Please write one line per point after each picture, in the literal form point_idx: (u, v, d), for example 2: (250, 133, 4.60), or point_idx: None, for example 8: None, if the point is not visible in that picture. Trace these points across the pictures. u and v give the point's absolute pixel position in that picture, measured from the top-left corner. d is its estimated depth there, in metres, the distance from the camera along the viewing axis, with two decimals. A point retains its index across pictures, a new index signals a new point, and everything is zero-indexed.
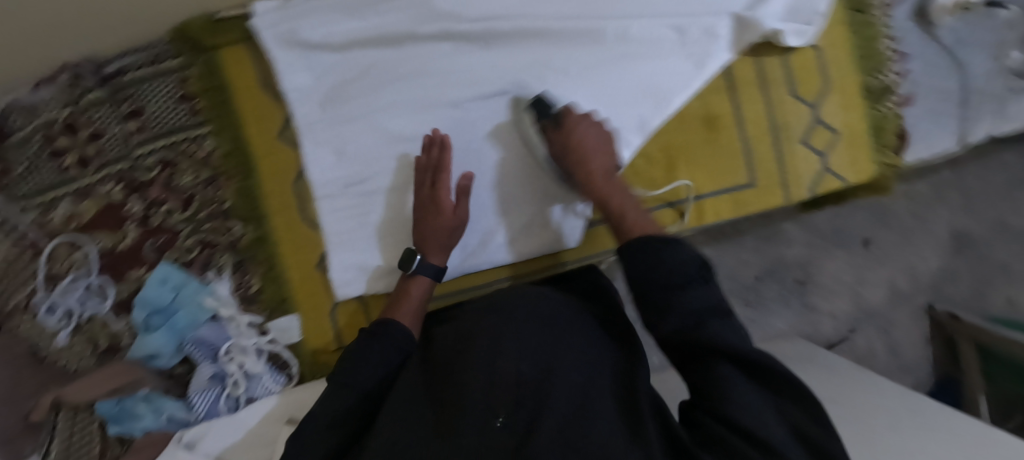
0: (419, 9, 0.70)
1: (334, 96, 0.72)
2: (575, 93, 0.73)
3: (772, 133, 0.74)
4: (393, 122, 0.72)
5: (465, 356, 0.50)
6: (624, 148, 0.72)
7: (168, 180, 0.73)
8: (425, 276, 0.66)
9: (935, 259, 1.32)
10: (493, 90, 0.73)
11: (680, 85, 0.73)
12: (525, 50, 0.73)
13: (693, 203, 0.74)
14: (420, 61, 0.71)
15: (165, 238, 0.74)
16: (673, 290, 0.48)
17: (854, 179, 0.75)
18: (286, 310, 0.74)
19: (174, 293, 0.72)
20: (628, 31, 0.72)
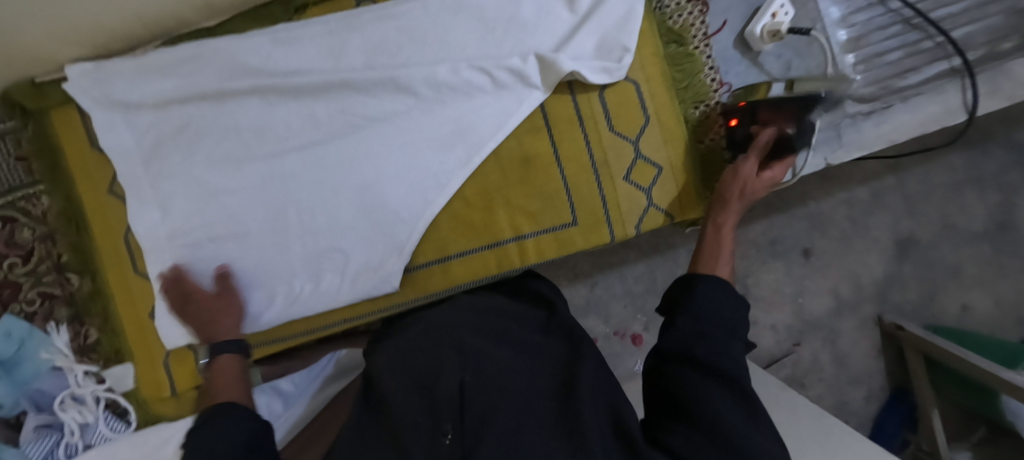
0: (226, 66, 0.72)
1: (154, 153, 0.73)
2: (387, 140, 0.73)
3: (591, 170, 0.73)
4: (210, 175, 0.73)
5: (425, 374, 0.60)
6: (439, 192, 0.73)
7: (8, 236, 0.77)
8: (229, 352, 0.69)
9: (877, 267, 1.56)
10: (306, 140, 0.73)
11: (489, 128, 0.72)
12: (337, 99, 0.73)
13: (513, 244, 0.74)
14: (232, 116, 0.73)
15: (8, 292, 0.77)
16: (714, 311, 0.57)
17: (680, 213, 0.74)
18: (122, 359, 0.77)
19: (16, 345, 0.74)
20: (435, 74, 0.71)
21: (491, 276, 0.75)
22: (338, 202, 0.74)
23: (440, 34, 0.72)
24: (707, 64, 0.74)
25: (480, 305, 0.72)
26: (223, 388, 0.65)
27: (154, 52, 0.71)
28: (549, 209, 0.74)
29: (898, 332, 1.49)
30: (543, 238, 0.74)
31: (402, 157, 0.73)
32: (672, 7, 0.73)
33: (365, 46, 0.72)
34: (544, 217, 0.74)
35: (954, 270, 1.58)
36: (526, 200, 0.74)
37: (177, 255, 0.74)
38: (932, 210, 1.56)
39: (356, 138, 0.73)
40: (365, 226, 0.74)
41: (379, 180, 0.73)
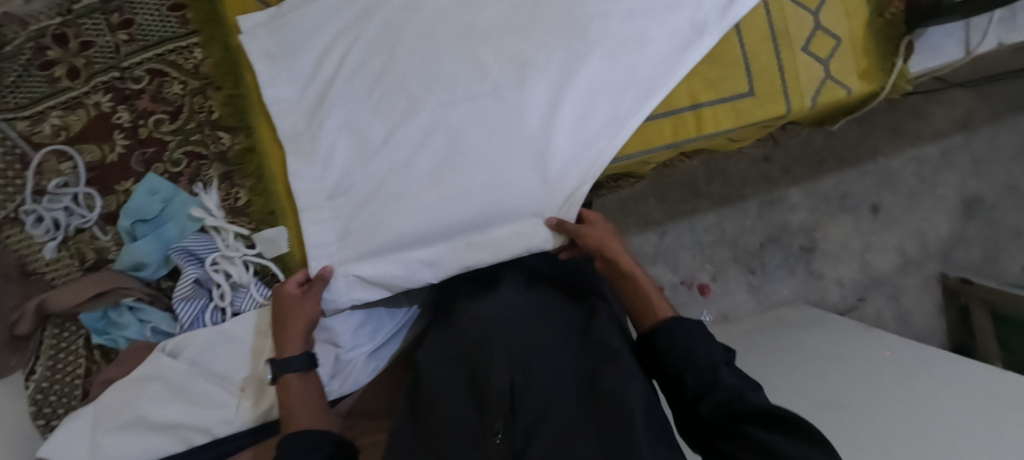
0: None
1: (322, 26, 0.71)
2: (552, 89, 0.72)
3: (771, 39, 0.72)
4: (379, 102, 0.72)
5: (475, 372, 0.61)
6: (617, 138, 0.72)
7: (157, 91, 0.73)
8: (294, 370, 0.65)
9: (946, 225, 1.54)
10: (473, 86, 0.72)
11: (670, 60, 0.71)
12: (502, 49, 0.72)
13: (689, 112, 0.72)
14: (399, 45, 0.71)
15: (153, 151, 0.73)
16: (698, 356, 0.59)
17: (859, 86, 0.73)
18: (274, 222, 0.72)
19: (163, 204, 0.71)
20: (606, 25, 0.71)
21: (665, 145, 0.73)
22: (513, 147, 0.72)
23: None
24: None
25: (527, 308, 0.71)
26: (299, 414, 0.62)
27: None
28: (729, 77, 0.72)
29: (966, 287, 1.48)
30: (720, 107, 0.72)
31: (574, 107, 0.72)
32: None
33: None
34: (723, 86, 0.72)
35: (1017, 230, 1.54)
36: (701, 70, 0.72)
37: (339, 197, 0.72)
38: (1008, 170, 1.53)
39: (522, 91, 0.72)
40: (541, 170, 0.72)
41: (548, 133, 0.72)
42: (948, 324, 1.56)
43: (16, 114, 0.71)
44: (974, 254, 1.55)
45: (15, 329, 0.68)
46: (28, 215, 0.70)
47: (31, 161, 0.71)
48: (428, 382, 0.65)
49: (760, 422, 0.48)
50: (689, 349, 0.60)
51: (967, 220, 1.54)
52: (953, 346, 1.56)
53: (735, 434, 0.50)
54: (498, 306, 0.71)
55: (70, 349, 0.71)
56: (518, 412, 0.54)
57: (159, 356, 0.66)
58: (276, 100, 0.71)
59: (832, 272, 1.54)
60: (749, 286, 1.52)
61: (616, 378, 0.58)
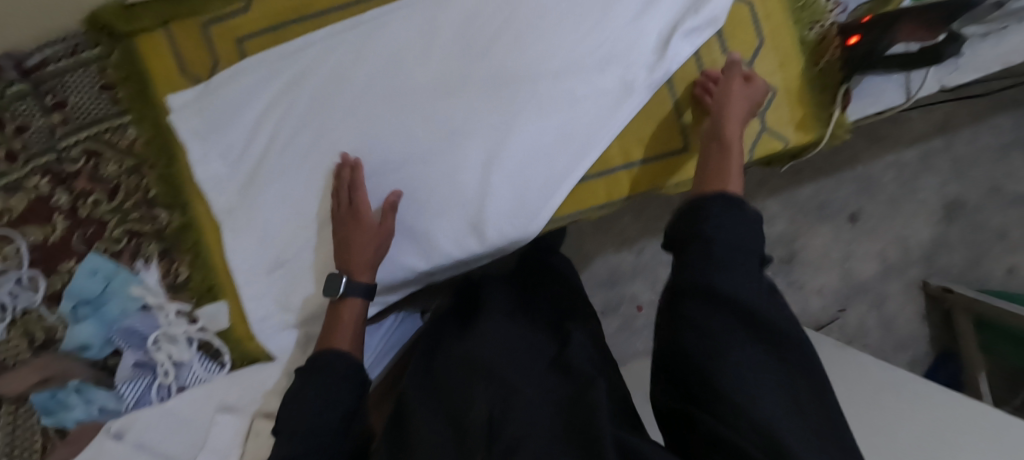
0: (333, 43, 0.70)
1: (249, 95, 0.71)
2: (485, 152, 0.70)
3: (705, 95, 0.72)
4: (308, 167, 0.71)
5: (459, 409, 0.56)
6: (551, 198, 0.71)
7: (93, 171, 0.73)
8: (357, 297, 0.68)
9: (927, 230, 1.46)
10: (405, 151, 0.71)
11: (602, 118, 0.70)
12: (431, 114, 0.70)
13: (624, 171, 0.72)
14: (326, 111, 0.70)
15: (93, 229, 0.74)
16: (739, 259, 0.48)
17: (795, 137, 0.71)
18: (214, 297, 0.73)
19: (105, 283, 0.72)
20: (536, 85, 0.70)
21: (601, 205, 0.73)
22: (448, 211, 0.72)
23: (539, 27, 0.69)
24: None
25: (507, 338, 0.67)
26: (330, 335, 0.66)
27: (246, 58, 0.71)
28: (663, 134, 0.72)
29: (947, 294, 1.42)
30: (654, 164, 0.72)
31: (508, 169, 0.71)
32: None
33: (456, 42, 0.70)
34: (656, 143, 0.72)
35: (1000, 233, 1.46)
36: (634, 128, 0.72)
37: (269, 265, 0.72)
38: (990, 172, 1.44)
39: (455, 155, 0.71)
40: (472, 236, 0.72)
41: (482, 197, 0.71)
42: (931, 330, 1.50)
43: None
44: (958, 258, 1.47)
45: None
46: None
47: None
48: (413, 401, 0.62)
49: (741, 317, 0.44)
50: (711, 255, 0.48)
51: (950, 224, 1.46)
52: (936, 352, 1.51)
53: (712, 353, 0.43)
54: (475, 334, 0.68)
55: (25, 429, 0.73)
56: (497, 440, 0.49)
57: (103, 439, 0.66)
58: (209, 177, 0.71)
59: (811, 282, 1.48)
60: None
61: (592, 390, 0.54)
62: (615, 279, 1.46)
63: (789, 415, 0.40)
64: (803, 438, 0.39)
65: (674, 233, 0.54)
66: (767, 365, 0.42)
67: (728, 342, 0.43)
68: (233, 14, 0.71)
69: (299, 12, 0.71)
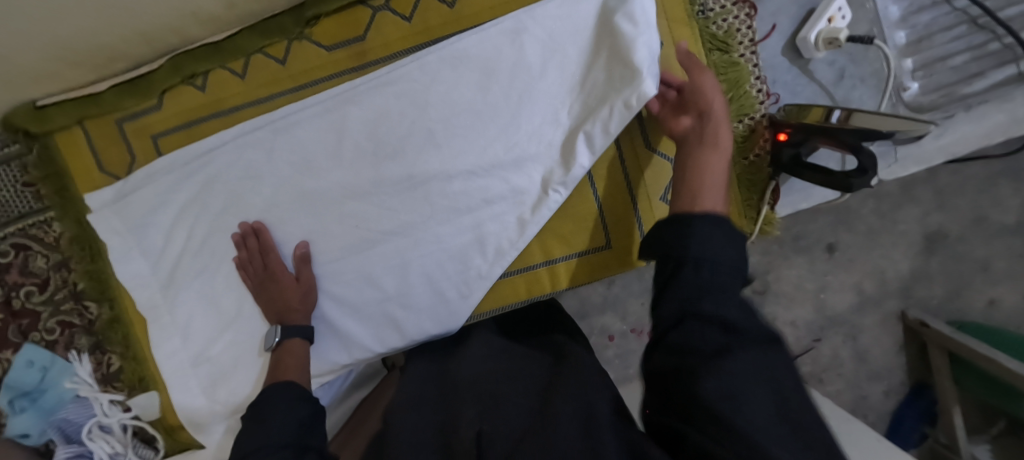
0: (247, 139, 0.70)
1: (168, 192, 0.71)
2: (399, 251, 0.71)
3: (628, 191, 0.70)
4: (228, 263, 0.72)
5: (453, 422, 0.56)
6: (472, 294, 0.71)
7: (23, 264, 0.75)
8: (296, 338, 0.69)
9: (906, 261, 1.38)
10: (325, 247, 0.71)
11: (518, 219, 0.69)
12: (345, 214, 0.71)
13: (544, 268, 0.72)
14: (244, 208, 0.71)
15: (28, 321, 0.76)
16: (709, 284, 0.49)
17: None
18: (145, 387, 0.75)
19: (42, 372, 0.74)
20: (448, 185, 0.69)
21: (521, 301, 0.73)
22: (368, 306, 0.72)
23: (449, 127, 0.68)
24: (750, 73, 0.68)
25: (502, 355, 0.68)
26: (289, 369, 0.67)
27: (161, 157, 0.70)
28: (586, 232, 0.71)
29: (922, 328, 1.33)
30: (575, 261, 0.72)
31: (422, 268, 0.71)
32: (716, 10, 0.67)
33: (368, 141, 0.69)
34: (577, 241, 0.71)
35: (984, 263, 1.38)
36: (556, 224, 0.71)
37: (191, 358, 0.73)
38: (976, 201, 1.35)
39: (371, 255, 0.71)
40: (392, 331, 0.73)
41: (400, 295, 0.71)
42: (909, 361, 1.41)
43: None
44: (937, 289, 1.39)
45: None
46: None
47: None
48: (402, 408, 0.61)
49: (721, 325, 0.45)
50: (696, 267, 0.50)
51: (931, 255, 1.38)
52: (912, 383, 1.42)
53: (689, 368, 0.44)
54: (467, 353, 0.70)
55: None
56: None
57: None
58: (129, 275, 0.72)
59: (786, 312, 1.40)
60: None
61: (577, 382, 0.57)
62: (583, 311, 1.31)
63: (774, 421, 0.39)
64: (782, 442, 0.38)
65: (660, 244, 0.55)
66: (761, 371, 0.41)
67: (715, 350, 0.44)
68: (145, 111, 0.70)
69: (212, 109, 0.70)
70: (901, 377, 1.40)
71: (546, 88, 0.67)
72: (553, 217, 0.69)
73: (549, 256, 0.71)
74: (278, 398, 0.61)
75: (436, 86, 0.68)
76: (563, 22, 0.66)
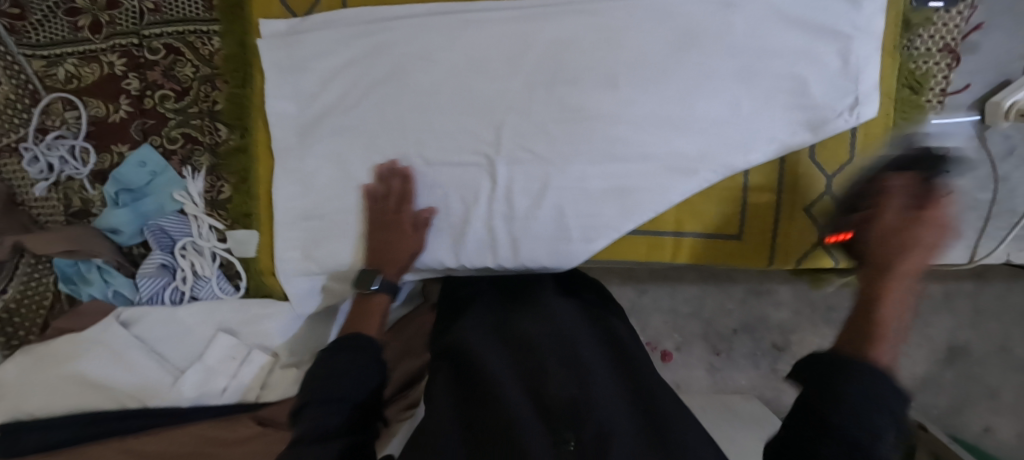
0: (435, 19, 0.70)
1: (330, 45, 0.71)
2: (541, 176, 0.71)
3: (776, 190, 0.70)
4: (369, 129, 0.72)
5: (539, 375, 0.57)
6: (597, 238, 0.72)
7: (170, 67, 0.74)
8: (384, 294, 0.68)
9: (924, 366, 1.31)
10: (468, 147, 0.72)
11: (664, 186, 0.70)
12: (502, 124, 0.71)
13: (670, 238, 0.72)
14: (407, 83, 0.71)
15: (153, 123, 0.74)
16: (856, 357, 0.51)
17: (848, 263, 0.71)
18: (247, 225, 0.75)
19: (150, 177, 0.74)
20: (612, 130, 0.70)
21: (639, 262, 0.73)
22: (490, 217, 0.73)
23: (633, 75, 0.69)
24: (930, 121, 0.71)
25: (569, 317, 0.69)
26: (358, 324, 0.65)
27: (347, 9, 0.71)
28: (720, 216, 0.71)
29: (920, 433, 1.20)
30: (702, 242, 0.71)
31: (556, 200, 0.72)
32: (920, 50, 0.70)
33: (547, 63, 0.70)
34: (710, 224, 0.71)
35: None
36: (698, 202, 0.71)
37: (297, 211, 0.73)
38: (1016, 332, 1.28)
39: (514, 170, 0.72)
40: (503, 248, 0.74)
41: (525, 217, 0.72)
42: None
43: (35, 52, 0.74)
44: (938, 400, 1.26)
45: None
46: (27, 151, 0.74)
47: (40, 101, 0.75)
48: (476, 350, 0.62)
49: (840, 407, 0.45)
50: (852, 377, 0.46)
51: (946, 367, 1.26)
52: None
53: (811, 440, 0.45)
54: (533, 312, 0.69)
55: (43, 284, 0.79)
56: (587, 421, 0.49)
57: (111, 322, 0.72)
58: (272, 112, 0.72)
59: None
60: (707, 366, 1.30)
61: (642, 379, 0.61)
62: None
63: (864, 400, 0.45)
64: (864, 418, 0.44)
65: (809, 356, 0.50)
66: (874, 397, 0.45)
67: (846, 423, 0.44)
68: None
69: None
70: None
71: (735, 70, 0.68)
72: (699, 189, 0.70)
73: (678, 229, 0.71)
74: (336, 355, 0.60)
75: (633, 30, 0.68)
76: (775, 11, 0.67)
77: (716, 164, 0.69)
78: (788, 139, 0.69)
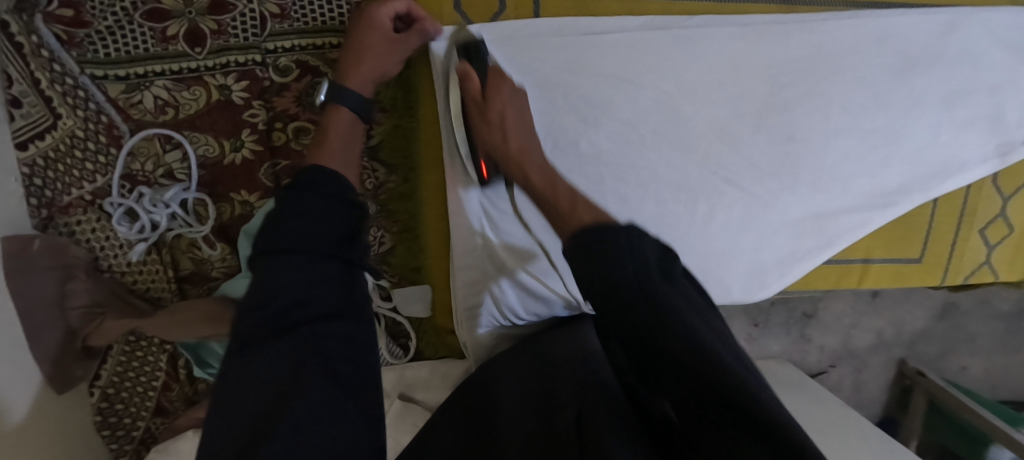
0: (640, 36, 0.60)
1: (518, 64, 0.58)
2: (745, 211, 0.67)
3: (960, 214, 0.72)
4: (566, 163, 0.61)
5: (556, 411, 0.50)
6: (794, 269, 0.70)
7: (306, 91, 0.59)
8: (348, 110, 0.54)
9: (921, 319, 1.29)
10: (670, 183, 0.65)
11: (861, 216, 0.69)
12: (708, 155, 0.64)
13: (859, 266, 0.72)
14: (608, 110, 0.61)
15: (287, 164, 0.62)
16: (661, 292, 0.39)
17: (1005, 277, 0.76)
18: (418, 280, 0.68)
19: None
20: (822, 160, 0.66)
21: (826, 288, 0.74)
22: (692, 254, 0.67)
23: (844, 99, 0.65)
24: None
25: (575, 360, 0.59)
26: (333, 151, 0.52)
27: (541, 21, 0.59)
28: (907, 242, 0.72)
29: (916, 376, 1.26)
30: (888, 267, 0.73)
31: (757, 236, 0.68)
32: None
33: (759, 88, 0.63)
34: (897, 248, 0.72)
35: (970, 336, 1.32)
36: (887, 231, 0.72)
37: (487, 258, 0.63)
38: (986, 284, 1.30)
39: (718, 202, 0.66)
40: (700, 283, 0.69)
41: (724, 254, 0.68)
42: (886, 399, 1.33)
43: (107, 72, 0.54)
44: (930, 348, 1.32)
45: (88, 338, 0.57)
46: (115, 207, 0.57)
47: (126, 143, 0.56)
48: (502, 404, 0.53)
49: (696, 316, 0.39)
50: (608, 263, 0.40)
51: (939, 321, 1.30)
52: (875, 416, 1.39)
53: (683, 386, 0.38)
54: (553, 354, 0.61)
55: (143, 363, 0.63)
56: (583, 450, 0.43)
57: None
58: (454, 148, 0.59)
59: (818, 339, 1.26)
60: (747, 337, 1.21)
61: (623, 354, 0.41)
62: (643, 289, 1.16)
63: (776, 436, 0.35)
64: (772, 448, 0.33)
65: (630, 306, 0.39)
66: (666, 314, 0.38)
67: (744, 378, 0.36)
68: None
69: None
70: (877, 412, 1.33)
71: (940, 95, 0.66)
72: (892, 216, 0.69)
73: (867, 256, 0.72)
74: (306, 196, 0.46)
75: (852, 55, 0.64)
76: (987, 39, 0.66)
77: (737, 239, 0.68)
78: (979, 167, 0.69)
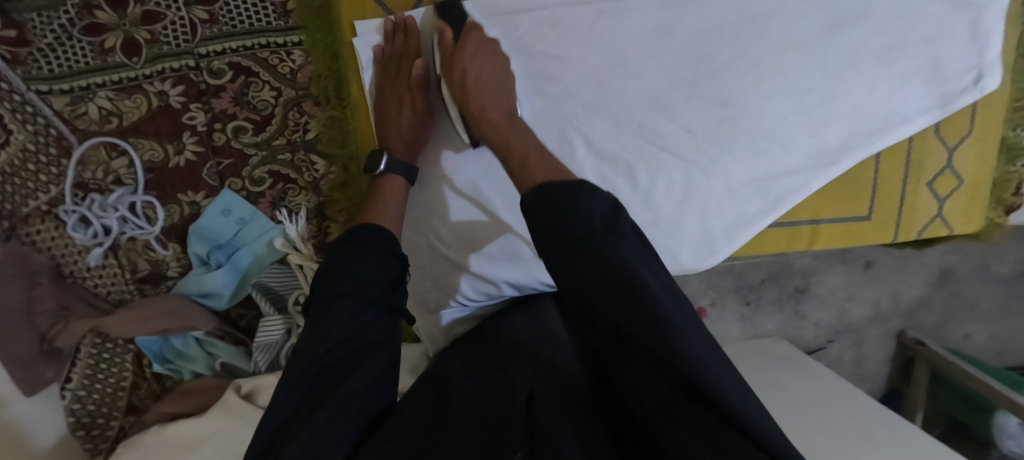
0: (554, 12, 0.62)
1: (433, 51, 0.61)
2: (686, 177, 0.67)
3: (906, 168, 0.72)
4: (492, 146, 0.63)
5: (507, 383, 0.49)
6: (742, 234, 0.70)
7: (241, 91, 0.62)
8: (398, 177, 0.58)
9: (919, 288, 1.18)
10: (605, 156, 0.65)
11: (802, 179, 0.69)
12: (643, 125, 0.65)
13: (808, 226, 0.73)
14: (532, 89, 0.63)
15: (230, 163, 0.64)
16: (584, 213, 0.39)
17: (960, 229, 0.76)
18: None
19: (237, 226, 0.66)
20: (757, 122, 0.66)
21: (776, 252, 0.75)
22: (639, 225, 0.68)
23: (773, 59, 0.65)
24: None
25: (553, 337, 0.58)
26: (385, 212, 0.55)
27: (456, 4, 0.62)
28: (853, 200, 0.73)
29: (916, 345, 1.16)
30: (837, 226, 0.74)
31: (701, 203, 0.68)
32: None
33: (681, 54, 0.64)
34: (844, 207, 0.73)
35: (973, 302, 1.21)
36: (833, 191, 0.72)
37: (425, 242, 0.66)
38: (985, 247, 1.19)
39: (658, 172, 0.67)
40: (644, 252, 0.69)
41: (670, 224, 0.69)
42: (891, 373, 1.23)
43: (52, 86, 0.57)
44: (930, 316, 1.21)
45: (54, 339, 0.59)
46: (68, 214, 0.60)
47: (74, 152, 0.59)
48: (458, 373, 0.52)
49: (643, 268, 0.38)
50: (553, 208, 0.39)
51: (938, 289, 1.19)
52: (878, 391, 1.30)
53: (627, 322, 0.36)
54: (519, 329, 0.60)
55: (113, 363, 0.64)
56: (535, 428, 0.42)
57: (230, 395, 0.63)
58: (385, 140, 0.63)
59: (812, 314, 1.17)
60: (740, 317, 1.12)
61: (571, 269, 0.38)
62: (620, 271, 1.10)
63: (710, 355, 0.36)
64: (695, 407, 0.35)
65: (581, 237, 0.38)
66: (588, 239, 0.38)
67: (663, 308, 0.36)
68: None
69: None
70: (881, 385, 1.25)
71: (873, 49, 0.66)
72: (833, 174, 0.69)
73: (817, 215, 0.73)
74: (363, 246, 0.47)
75: (774, 15, 0.64)
76: None
77: (681, 208, 0.68)
78: (920, 117, 0.69)
